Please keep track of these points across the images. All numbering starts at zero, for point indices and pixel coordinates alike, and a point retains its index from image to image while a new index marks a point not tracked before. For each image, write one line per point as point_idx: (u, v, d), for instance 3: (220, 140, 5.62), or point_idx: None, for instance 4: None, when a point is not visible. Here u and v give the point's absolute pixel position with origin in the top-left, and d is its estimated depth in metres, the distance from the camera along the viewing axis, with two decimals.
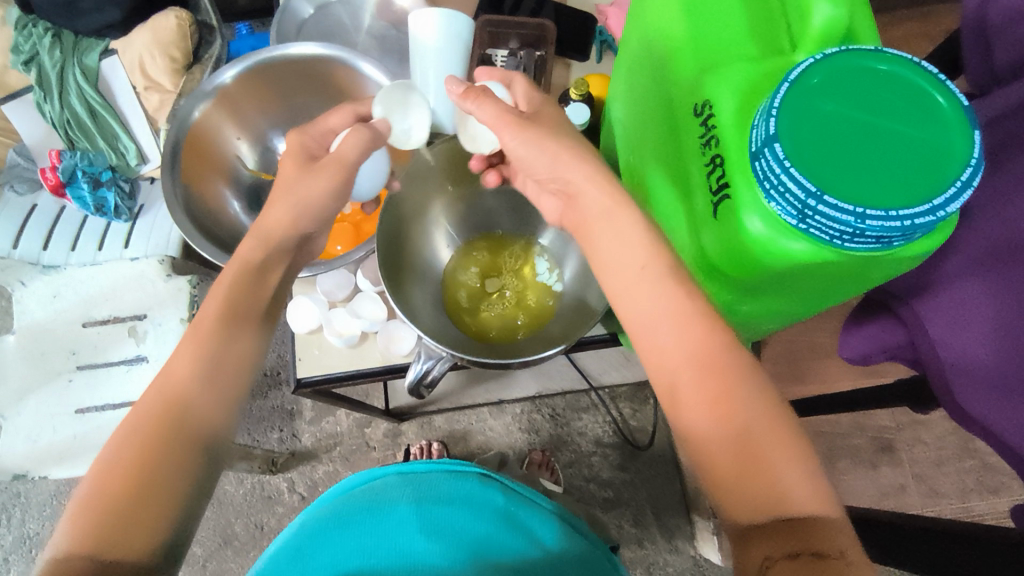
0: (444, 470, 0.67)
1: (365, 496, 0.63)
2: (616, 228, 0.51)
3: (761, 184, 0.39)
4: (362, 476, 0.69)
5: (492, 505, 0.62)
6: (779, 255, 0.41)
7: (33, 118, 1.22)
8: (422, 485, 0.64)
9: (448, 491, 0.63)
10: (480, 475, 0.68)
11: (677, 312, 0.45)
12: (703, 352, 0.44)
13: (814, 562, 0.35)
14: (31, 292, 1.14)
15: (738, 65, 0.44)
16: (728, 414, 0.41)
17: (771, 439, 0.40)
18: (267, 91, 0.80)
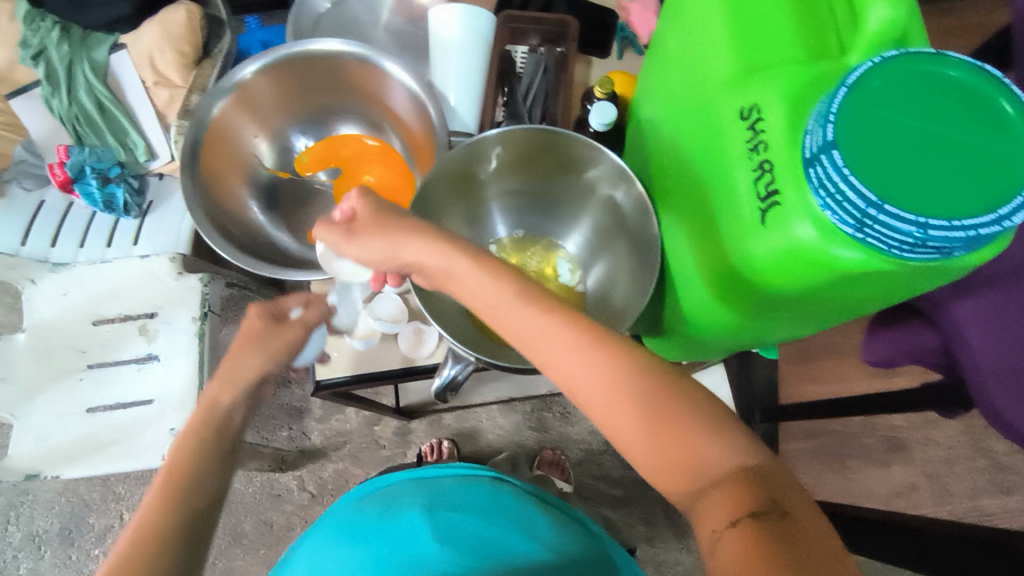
0: (458, 474, 0.67)
1: (375, 503, 0.63)
2: (461, 279, 0.49)
3: (815, 192, 0.38)
4: (374, 483, 0.69)
5: (505, 506, 0.61)
6: (830, 264, 0.40)
7: (39, 113, 1.20)
8: (435, 492, 0.64)
9: (459, 496, 0.62)
10: (491, 478, 0.67)
11: (550, 334, 0.45)
12: (589, 367, 0.43)
13: (755, 522, 0.35)
14: (42, 291, 1.12)
15: (787, 68, 0.43)
16: (632, 409, 0.41)
17: (683, 418, 0.41)
18: (287, 88, 0.79)
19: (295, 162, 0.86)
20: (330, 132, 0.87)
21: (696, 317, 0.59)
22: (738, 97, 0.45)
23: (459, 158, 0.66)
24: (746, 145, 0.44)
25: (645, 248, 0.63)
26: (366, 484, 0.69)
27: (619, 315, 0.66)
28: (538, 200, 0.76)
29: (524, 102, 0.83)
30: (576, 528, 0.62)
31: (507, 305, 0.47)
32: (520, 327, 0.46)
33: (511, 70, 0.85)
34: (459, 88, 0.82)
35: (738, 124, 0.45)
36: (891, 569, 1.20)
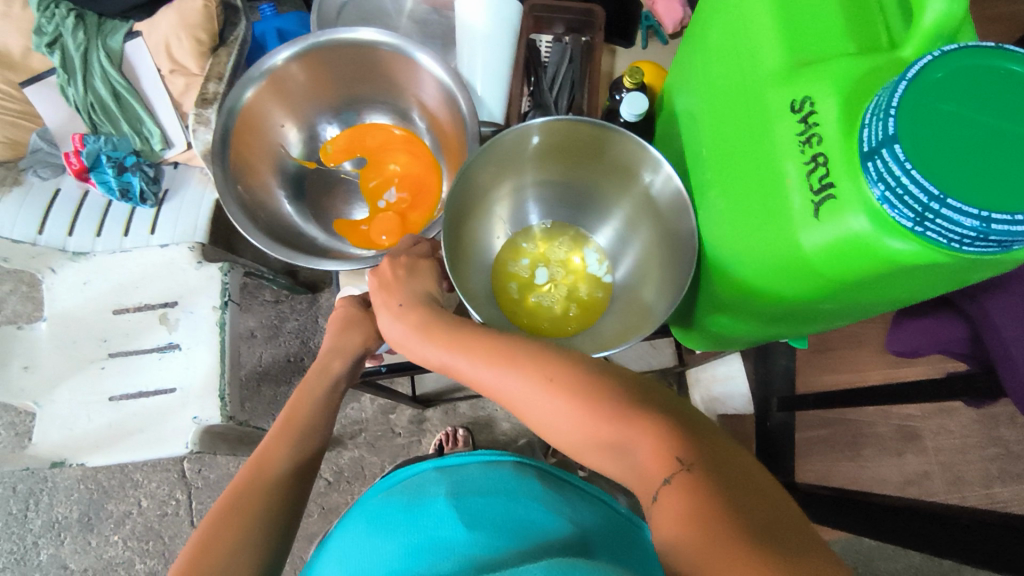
0: (483, 461, 0.65)
1: (403, 493, 0.62)
2: (416, 323, 0.56)
3: (874, 185, 0.38)
4: (399, 475, 0.67)
5: (531, 490, 0.60)
6: (884, 256, 0.40)
7: (53, 101, 1.19)
8: (463, 478, 0.62)
9: (489, 483, 0.61)
10: (514, 463, 0.66)
11: (482, 369, 0.49)
12: (516, 389, 0.47)
13: (668, 485, 0.37)
14: (62, 280, 1.13)
15: (840, 60, 0.43)
16: (559, 405, 0.44)
17: (603, 403, 0.43)
18: (318, 76, 0.79)
19: (322, 151, 0.86)
20: (357, 121, 0.87)
21: (734, 306, 0.59)
22: (788, 89, 0.45)
23: (498, 146, 0.66)
24: (797, 137, 0.44)
25: (680, 239, 0.64)
26: (393, 475, 0.68)
27: (650, 307, 0.67)
28: (574, 191, 0.76)
29: (550, 91, 0.83)
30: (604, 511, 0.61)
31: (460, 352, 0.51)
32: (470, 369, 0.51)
33: (537, 59, 0.85)
34: (486, 79, 0.81)
35: (788, 116, 0.45)
36: (902, 554, 1.22)
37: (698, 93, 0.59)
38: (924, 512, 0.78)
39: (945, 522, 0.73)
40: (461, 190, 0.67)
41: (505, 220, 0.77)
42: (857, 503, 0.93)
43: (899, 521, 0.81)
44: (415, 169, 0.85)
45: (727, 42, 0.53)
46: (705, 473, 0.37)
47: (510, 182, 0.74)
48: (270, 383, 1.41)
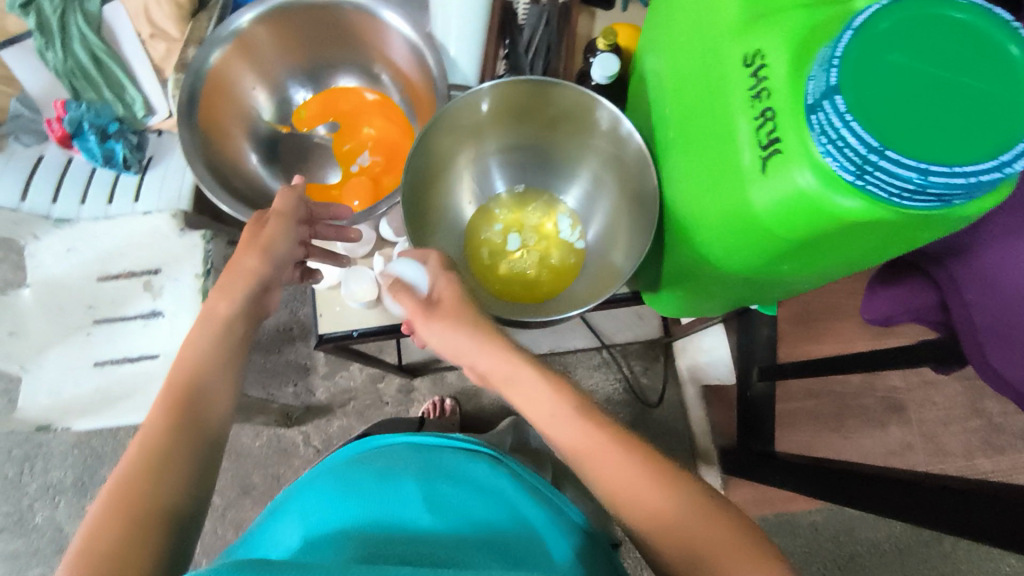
0: (457, 449, 0.66)
1: (373, 463, 0.61)
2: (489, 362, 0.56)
3: (817, 137, 0.37)
4: (361, 445, 0.67)
5: (501, 484, 0.60)
6: (829, 212, 0.40)
7: (36, 67, 1.17)
8: (434, 461, 0.62)
9: (458, 470, 0.61)
10: (492, 457, 0.66)
11: (557, 414, 0.52)
12: (584, 440, 0.50)
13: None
14: (46, 246, 1.13)
15: (792, 12, 0.42)
16: (641, 482, 0.47)
17: (698, 517, 0.45)
18: (287, 38, 0.78)
19: (294, 116, 0.85)
20: (329, 85, 0.86)
21: (699, 269, 0.59)
22: (741, 44, 0.44)
23: (461, 109, 0.66)
24: (748, 93, 0.43)
25: (645, 203, 0.63)
26: (360, 447, 0.67)
27: (616, 272, 0.67)
28: (543, 156, 0.76)
29: (526, 55, 0.81)
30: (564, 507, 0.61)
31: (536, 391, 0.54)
32: (539, 399, 0.53)
33: (513, 22, 0.83)
34: (460, 42, 0.80)
35: (742, 70, 0.44)
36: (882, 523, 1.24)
37: (664, 49, 0.58)
38: (891, 483, 0.80)
39: (912, 490, 0.75)
40: (425, 151, 0.67)
41: (474, 185, 0.77)
42: (826, 472, 0.96)
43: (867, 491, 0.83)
44: (388, 132, 0.84)
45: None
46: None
47: (478, 146, 0.74)
48: (261, 352, 1.45)
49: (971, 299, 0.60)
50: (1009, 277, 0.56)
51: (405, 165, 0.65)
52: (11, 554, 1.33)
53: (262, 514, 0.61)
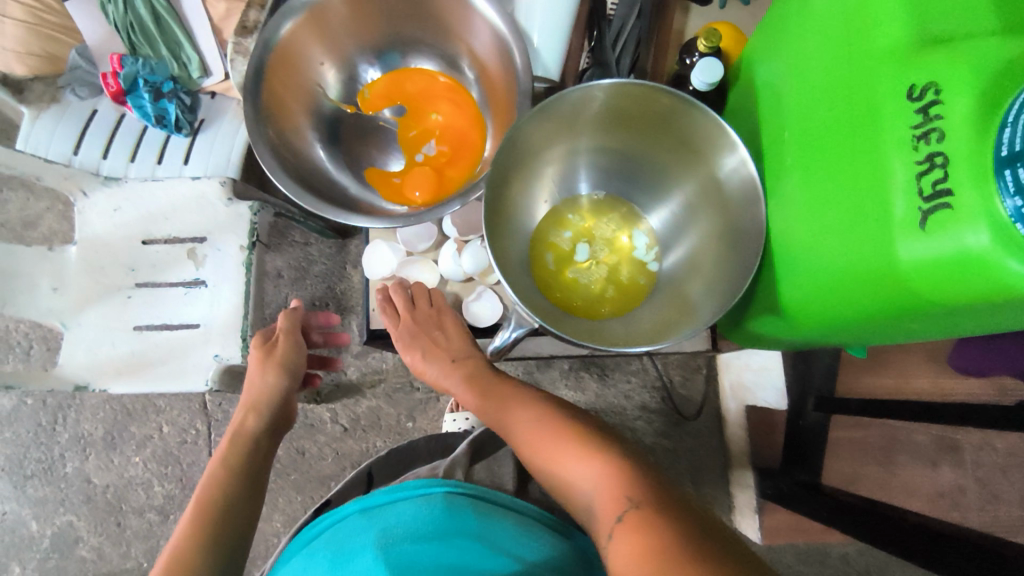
0: (412, 497, 0.63)
1: (331, 546, 0.59)
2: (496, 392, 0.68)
3: (1012, 196, 0.32)
4: (329, 518, 0.65)
5: (465, 526, 0.59)
6: (998, 282, 0.34)
7: (96, 18, 1.16)
8: (390, 514, 0.61)
9: (413, 518, 0.60)
10: (446, 494, 0.64)
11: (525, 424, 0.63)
12: (536, 434, 0.62)
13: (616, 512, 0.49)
14: (93, 205, 1.10)
15: (982, 40, 0.35)
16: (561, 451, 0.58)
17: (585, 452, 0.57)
18: (363, 12, 0.73)
19: (359, 96, 0.80)
20: (398, 64, 0.80)
21: (794, 309, 0.54)
22: (907, 71, 0.38)
23: (555, 108, 0.61)
24: (910, 130, 0.37)
25: (743, 231, 0.58)
26: (327, 515, 0.66)
27: (700, 301, 0.62)
28: (631, 164, 0.70)
29: (612, 49, 0.76)
30: (529, 524, 0.63)
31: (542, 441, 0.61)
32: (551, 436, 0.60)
33: (602, 11, 0.77)
34: (543, 29, 0.73)
35: (903, 103, 0.38)
36: None
37: (785, 61, 0.52)
38: (947, 537, 0.72)
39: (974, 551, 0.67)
40: (511, 150, 0.62)
41: (552, 188, 0.72)
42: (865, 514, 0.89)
43: (917, 541, 0.74)
44: (460, 123, 0.79)
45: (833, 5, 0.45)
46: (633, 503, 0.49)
47: (564, 148, 0.68)
48: None
49: None
50: None
51: (489, 167, 0.60)
52: (39, 500, 1.34)
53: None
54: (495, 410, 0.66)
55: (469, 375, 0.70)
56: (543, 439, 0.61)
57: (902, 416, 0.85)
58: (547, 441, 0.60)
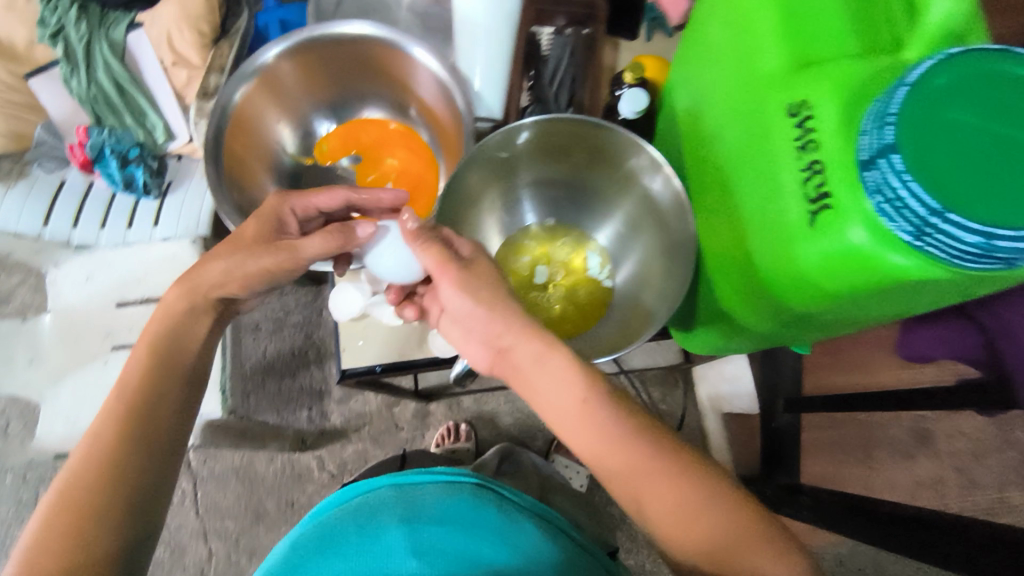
0: (441, 484, 0.56)
1: (351, 518, 0.53)
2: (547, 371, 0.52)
3: (873, 197, 0.36)
4: (345, 491, 0.58)
5: (491, 523, 0.52)
6: (883, 271, 0.38)
7: (59, 94, 1.18)
8: (417, 506, 0.53)
9: (440, 511, 0.53)
10: (475, 486, 0.57)
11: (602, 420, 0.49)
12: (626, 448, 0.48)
13: None
14: (66, 275, 1.15)
15: (843, 63, 0.40)
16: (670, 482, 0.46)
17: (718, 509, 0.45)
18: (314, 73, 0.78)
19: (316, 149, 0.84)
20: (352, 116, 0.85)
21: (733, 312, 0.57)
22: (788, 92, 0.43)
23: (492, 147, 0.66)
24: (792, 142, 0.42)
25: (678, 243, 0.62)
26: (341, 487, 0.59)
27: (648, 312, 0.66)
28: (576, 189, 0.75)
29: (551, 86, 0.82)
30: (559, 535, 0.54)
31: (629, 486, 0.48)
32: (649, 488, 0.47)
33: (536, 53, 0.84)
34: (488, 74, 0.80)
35: (785, 119, 0.43)
36: None
37: (698, 91, 0.57)
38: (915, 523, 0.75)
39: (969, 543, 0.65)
40: (455, 188, 0.66)
41: (502, 220, 0.76)
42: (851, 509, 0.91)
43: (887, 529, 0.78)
44: (412, 165, 0.83)
45: (730, 38, 0.51)
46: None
47: (509, 180, 0.73)
48: (275, 377, 1.43)
49: None
50: None
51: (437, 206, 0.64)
52: None
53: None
54: (591, 413, 0.50)
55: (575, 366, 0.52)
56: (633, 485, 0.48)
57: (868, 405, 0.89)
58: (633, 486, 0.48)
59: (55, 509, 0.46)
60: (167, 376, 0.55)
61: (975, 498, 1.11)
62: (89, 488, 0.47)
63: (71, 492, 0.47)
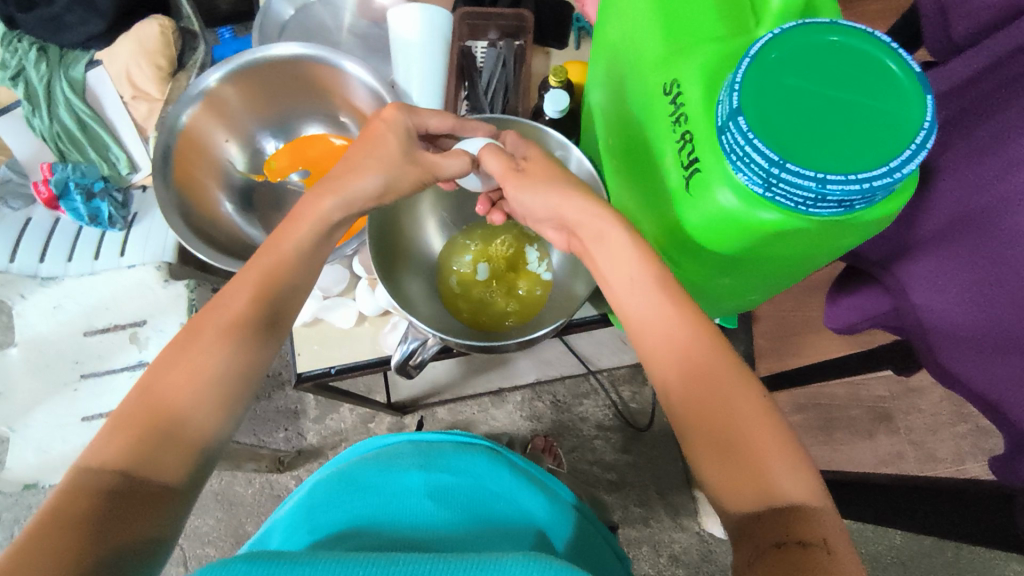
0: (459, 442, 0.62)
1: (375, 460, 0.58)
2: (608, 249, 0.54)
3: (728, 156, 0.40)
4: (369, 445, 0.63)
5: (504, 482, 0.57)
6: (750, 224, 0.43)
7: (22, 134, 1.20)
8: (438, 458, 0.59)
9: (460, 464, 0.58)
10: (491, 450, 0.62)
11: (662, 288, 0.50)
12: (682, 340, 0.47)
13: (799, 548, 0.38)
14: (32, 305, 1.12)
15: (704, 46, 0.45)
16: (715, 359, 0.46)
17: (752, 422, 0.43)
18: (255, 95, 0.82)
19: (266, 166, 0.88)
20: (296, 135, 0.89)
21: None
22: (664, 76, 0.48)
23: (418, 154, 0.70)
24: (670, 119, 0.47)
25: None
26: (365, 440, 0.64)
27: (577, 297, 0.70)
28: None
29: (485, 95, 0.86)
30: (559, 497, 0.61)
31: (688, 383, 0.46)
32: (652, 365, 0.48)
33: (471, 65, 0.88)
34: (424, 87, 0.85)
35: (664, 100, 0.48)
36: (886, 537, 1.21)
37: (605, 89, 0.63)
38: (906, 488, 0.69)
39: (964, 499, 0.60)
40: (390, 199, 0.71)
41: (442, 221, 0.81)
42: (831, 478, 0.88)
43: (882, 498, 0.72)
44: None
45: (623, 33, 0.56)
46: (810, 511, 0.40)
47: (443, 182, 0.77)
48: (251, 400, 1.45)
49: (920, 300, 0.58)
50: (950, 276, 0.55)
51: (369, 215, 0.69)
52: None
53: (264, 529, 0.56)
54: (639, 284, 0.50)
55: (626, 235, 0.53)
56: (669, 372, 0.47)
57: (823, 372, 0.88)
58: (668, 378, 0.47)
59: (155, 388, 0.46)
60: (302, 268, 0.55)
61: (939, 470, 1.12)
62: (193, 373, 0.47)
63: (171, 370, 0.47)
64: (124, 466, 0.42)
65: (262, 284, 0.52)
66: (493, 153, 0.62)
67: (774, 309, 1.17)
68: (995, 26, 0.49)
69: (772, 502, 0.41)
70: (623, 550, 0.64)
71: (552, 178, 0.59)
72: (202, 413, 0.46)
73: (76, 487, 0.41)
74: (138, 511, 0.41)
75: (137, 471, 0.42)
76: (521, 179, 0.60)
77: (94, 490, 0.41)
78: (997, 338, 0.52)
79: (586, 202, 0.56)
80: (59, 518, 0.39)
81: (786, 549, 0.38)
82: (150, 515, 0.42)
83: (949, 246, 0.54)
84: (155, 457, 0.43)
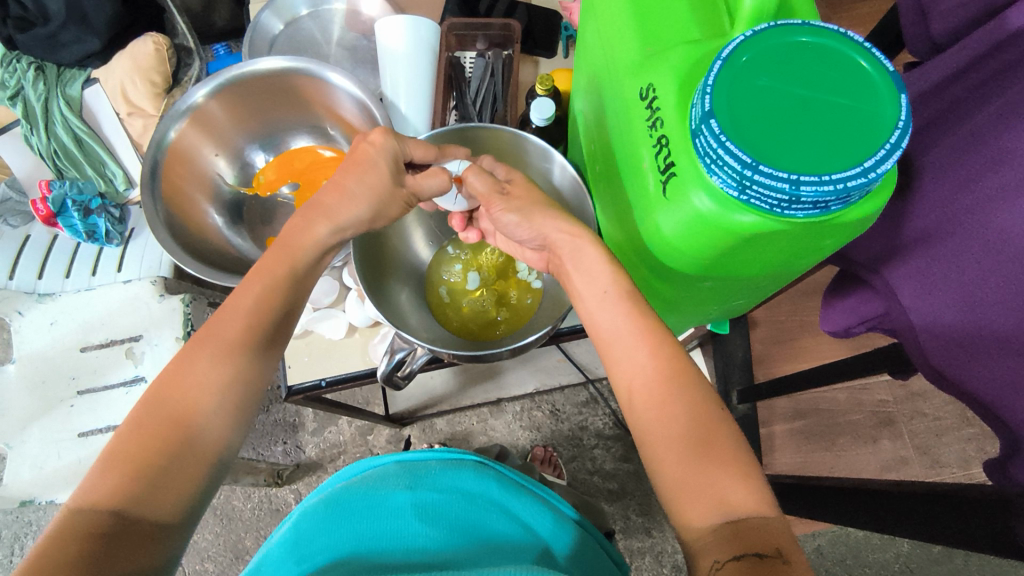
0: (445, 459, 0.60)
1: (362, 485, 0.56)
2: (582, 261, 0.55)
3: (702, 159, 0.40)
4: (353, 468, 0.60)
5: (497, 498, 0.56)
6: (728, 228, 0.42)
7: (20, 150, 1.20)
8: (425, 479, 0.57)
9: (446, 482, 0.57)
10: (478, 463, 0.60)
11: (636, 312, 0.50)
12: (654, 358, 0.48)
13: (756, 561, 0.37)
14: (30, 322, 1.11)
15: (678, 49, 0.45)
16: (675, 388, 0.46)
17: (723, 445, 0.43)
18: (244, 110, 0.83)
19: (255, 180, 0.89)
20: (284, 148, 0.90)
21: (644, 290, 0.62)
22: (640, 81, 0.48)
23: None
24: (646, 123, 0.47)
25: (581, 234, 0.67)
26: (347, 467, 0.61)
27: (563, 304, 0.70)
28: None
29: (474, 105, 0.86)
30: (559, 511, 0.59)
31: (663, 388, 0.46)
32: (629, 365, 0.49)
33: (460, 75, 0.88)
34: (411, 97, 0.85)
35: (641, 104, 0.48)
36: (892, 544, 1.19)
37: (586, 98, 0.63)
38: (891, 497, 0.67)
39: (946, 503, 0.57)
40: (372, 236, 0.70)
41: (428, 234, 0.81)
42: (812, 491, 0.86)
43: (875, 509, 0.70)
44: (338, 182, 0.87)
45: (601, 42, 0.56)
46: (768, 519, 0.40)
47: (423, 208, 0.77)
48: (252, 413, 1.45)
49: (908, 301, 0.57)
50: (943, 279, 0.54)
51: (354, 246, 0.66)
52: None
53: (250, 561, 0.53)
54: (611, 298, 0.52)
55: (601, 255, 0.54)
56: (636, 392, 0.47)
57: (809, 381, 0.87)
58: (637, 395, 0.47)
59: (166, 411, 0.46)
60: (299, 293, 0.55)
61: (943, 476, 1.10)
62: (198, 401, 0.47)
63: (173, 404, 0.46)
64: (117, 503, 0.41)
65: (255, 316, 0.51)
66: (478, 175, 0.59)
67: (771, 315, 1.16)
68: (975, 23, 0.49)
69: (736, 511, 0.40)
70: (619, 554, 0.62)
71: (539, 204, 0.59)
72: (203, 458, 0.46)
73: (72, 528, 0.40)
74: (134, 551, 0.41)
75: (130, 508, 0.42)
76: (507, 203, 0.59)
77: (89, 533, 0.40)
78: (996, 338, 0.51)
79: (569, 224, 0.56)
80: (49, 566, 0.38)
81: (744, 561, 0.38)
82: (142, 554, 0.41)
83: (943, 242, 0.53)
84: (154, 492, 0.43)
